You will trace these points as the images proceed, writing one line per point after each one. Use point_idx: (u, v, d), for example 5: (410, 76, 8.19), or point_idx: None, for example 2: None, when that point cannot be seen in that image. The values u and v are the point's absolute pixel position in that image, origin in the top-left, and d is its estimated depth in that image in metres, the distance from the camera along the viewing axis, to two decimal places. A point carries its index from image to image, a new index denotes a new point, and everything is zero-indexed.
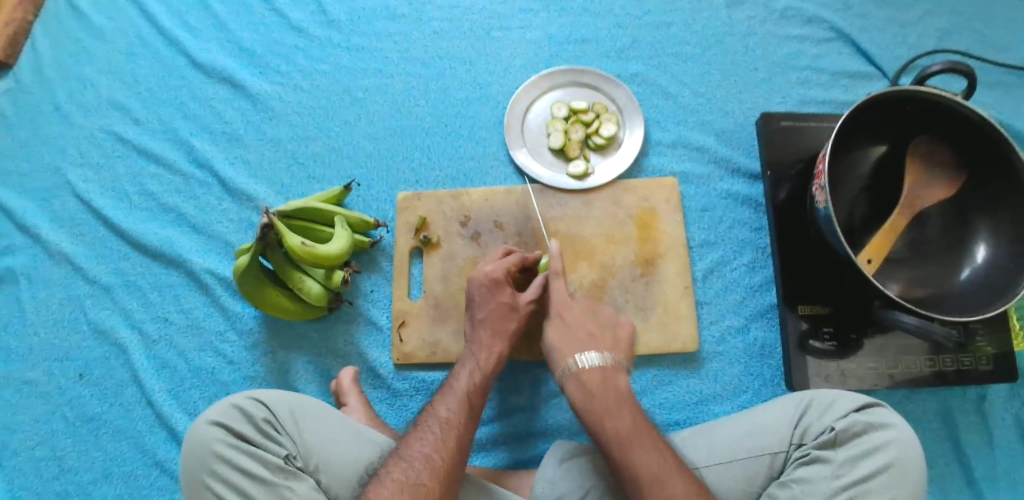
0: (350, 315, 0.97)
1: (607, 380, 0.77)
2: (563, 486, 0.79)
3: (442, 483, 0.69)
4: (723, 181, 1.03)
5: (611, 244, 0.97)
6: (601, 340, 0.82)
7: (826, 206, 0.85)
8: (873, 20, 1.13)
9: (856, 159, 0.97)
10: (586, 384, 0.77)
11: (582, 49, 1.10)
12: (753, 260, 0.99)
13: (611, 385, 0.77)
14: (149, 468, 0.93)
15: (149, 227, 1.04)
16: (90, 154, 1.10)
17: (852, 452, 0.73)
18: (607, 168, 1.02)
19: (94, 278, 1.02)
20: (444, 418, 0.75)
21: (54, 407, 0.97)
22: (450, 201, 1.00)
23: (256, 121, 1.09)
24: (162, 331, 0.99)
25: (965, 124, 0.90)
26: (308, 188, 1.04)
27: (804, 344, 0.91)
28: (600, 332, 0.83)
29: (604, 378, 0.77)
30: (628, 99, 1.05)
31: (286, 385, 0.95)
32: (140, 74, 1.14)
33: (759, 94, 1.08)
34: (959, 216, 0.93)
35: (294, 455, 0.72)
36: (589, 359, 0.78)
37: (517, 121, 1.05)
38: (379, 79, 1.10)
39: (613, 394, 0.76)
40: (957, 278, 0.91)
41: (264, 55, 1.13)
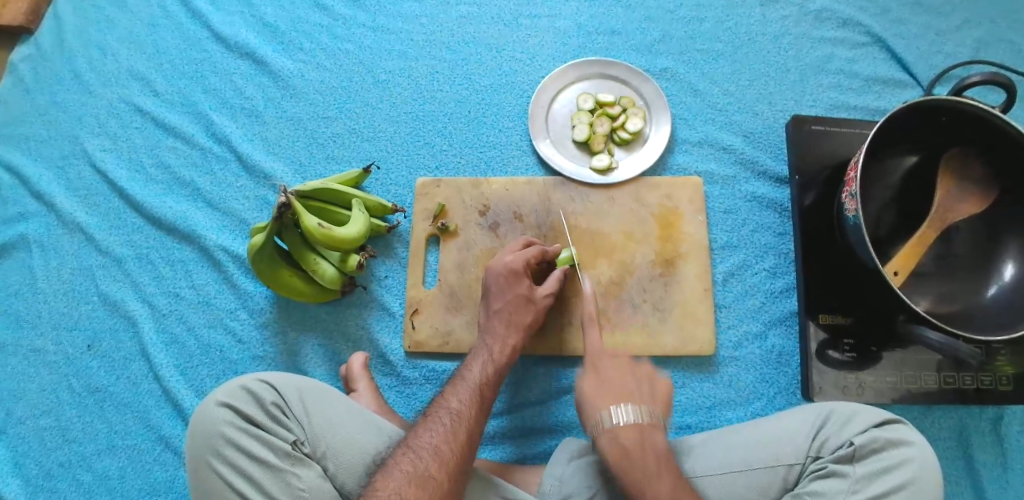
0: (362, 300, 0.96)
1: (644, 439, 0.72)
2: (571, 485, 0.78)
3: (450, 476, 0.67)
4: (748, 184, 1.01)
5: (630, 242, 0.95)
6: (637, 393, 0.75)
7: (856, 215, 0.83)
8: (910, 26, 1.10)
9: (887, 168, 0.96)
10: (622, 442, 0.71)
11: (612, 40, 1.08)
12: (775, 265, 0.97)
13: (648, 442, 0.72)
14: (153, 443, 0.92)
15: (164, 200, 1.03)
16: (108, 124, 1.08)
17: (871, 467, 0.71)
18: (631, 163, 1.00)
19: (106, 249, 1.01)
20: (454, 410, 0.73)
21: (61, 377, 0.96)
22: (470, 188, 0.98)
23: (277, 98, 1.07)
24: (172, 306, 0.98)
25: (1000, 138, 0.87)
26: (326, 169, 1.03)
27: (823, 354, 0.90)
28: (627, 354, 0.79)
29: (642, 435, 0.72)
30: (656, 94, 1.03)
31: (295, 367, 0.94)
32: (162, 45, 1.12)
33: (790, 95, 1.06)
34: (989, 233, 0.91)
35: (302, 440, 0.71)
36: (624, 415, 0.72)
37: (542, 111, 1.03)
38: (402, 61, 1.08)
39: (651, 454, 0.71)
40: (983, 295, 0.89)
41: (287, 32, 1.11)
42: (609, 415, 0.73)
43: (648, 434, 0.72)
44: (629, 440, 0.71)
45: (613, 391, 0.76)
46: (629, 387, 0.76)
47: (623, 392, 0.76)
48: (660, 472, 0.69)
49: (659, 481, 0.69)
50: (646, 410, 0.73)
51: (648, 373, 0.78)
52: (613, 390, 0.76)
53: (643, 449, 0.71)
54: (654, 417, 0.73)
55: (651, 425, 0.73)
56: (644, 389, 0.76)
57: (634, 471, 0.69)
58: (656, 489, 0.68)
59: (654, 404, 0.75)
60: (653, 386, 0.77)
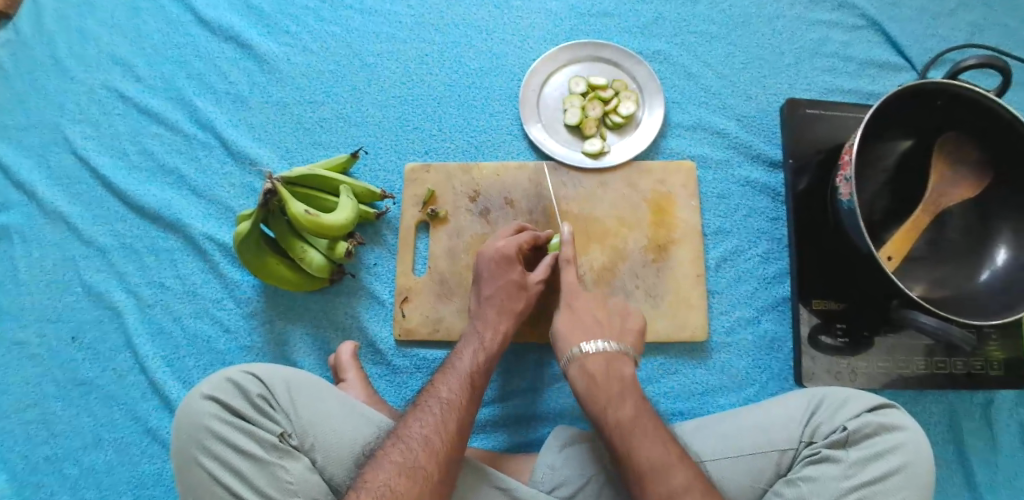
0: (351, 288, 0.94)
1: (612, 367, 0.76)
2: (565, 473, 0.78)
3: (441, 467, 0.67)
4: (742, 168, 0.99)
5: (623, 228, 0.94)
6: (610, 328, 0.80)
7: (850, 199, 0.82)
8: (905, 9, 1.09)
9: (882, 152, 0.95)
10: (589, 369, 0.76)
11: (604, 22, 1.06)
12: (768, 250, 0.96)
13: (614, 370, 0.76)
14: (141, 435, 0.91)
15: (147, 188, 1.00)
16: (88, 110, 1.05)
17: (863, 453, 0.71)
18: (623, 148, 0.98)
19: (89, 238, 0.99)
20: (445, 399, 0.72)
21: (46, 369, 0.94)
22: (460, 174, 0.96)
23: (262, 83, 1.05)
24: (158, 296, 0.96)
25: (995, 122, 0.87)
26: (313, 155, 1.01)
27: (815, 339, 0.89)
28: (609, 320, 0.81)
29: (609, 364, 0.76)
30: (649, 77, 1.01)
31: (284, 357, 0.93)
32: (143, 29, 1.09)
33: (784, 79, 1.04)
34: (982, 217, 0.91)
35: (290, 432, 0.69)
36: (595, 346, 0.77)
37: (533, 94, 1.01)
38: (390, 44, 1.05)
39: (616, 380, 0.75)
40: (976, 280, 0.89)
41: (272, 15, 1.08)
42: (579, 347, 0.78)
43: (616, 362, 0.77)
44: (596, 368, 0.76)
45: (586, 327, 0.80)
46: (603, 324, 0.81)
47: (595, 327, 0.80)
48: (624, 396, 0.73)
49: (620, 404, 0.73)
50: (617, 344, 0.78)
51: (619, 309, 0.83)
52: (585, 327, 0.80)
53: (609, 378, 0.75)
54: (625, 351, 0.78)
55: (619, 355, 0.77)
56: (616, 325, 0.81)
57: (599, 396, 0.74)
58: (617, 410, 0.72)
59: (625, 339, 0.80)
60: (625, 320, 0.82)
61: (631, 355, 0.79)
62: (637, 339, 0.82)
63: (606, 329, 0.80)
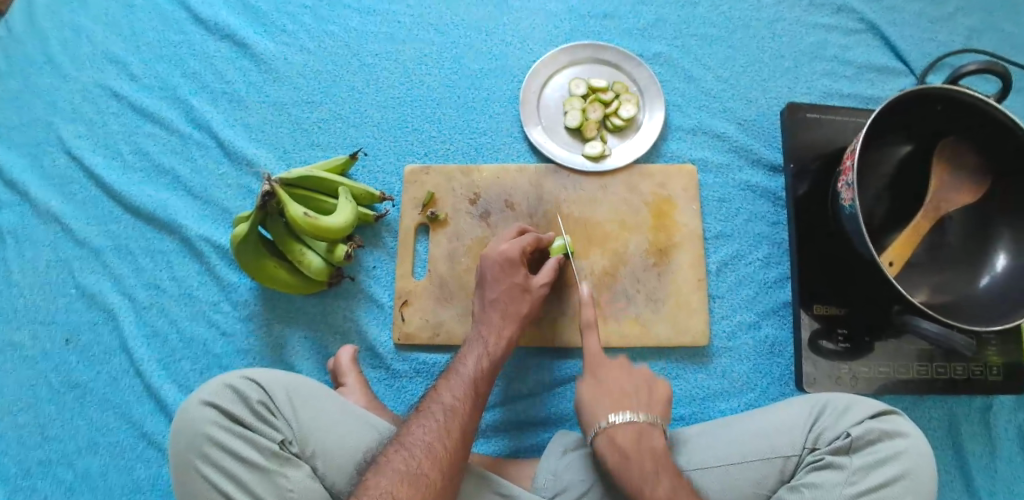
0: (350, 291, 0.93)
1: (642, 440, 0.72)
2: (567, 479, 0.77)
3: (444, 474, 0.66)
4: (742, 172, 0.99)
5: (624, 231, 0.93)
6: None
7: (852, 204, 0.82)
8: (905, 13, 1.09)
9: (882, 157, 0.95)
10: (620, 445, 0.72)
11: (604, 24, 1.05)
12: (769, 254, 0.96)
13: (646, 444, 0.72)
14: (136, 440, 0.90)
15: (142, 188, 0.99)
16: (83, 109, 1.04)
17: (867, 459, 0.71)
18: (624, 151, 0.98)
19: (83, 239, 0.98)
20: (447, 405, 0.72)
21: (39, 373, 0.93)
22: (460, 177, 0.96)
23: (259, 82, 1.04)
24: (153, 298, 0.95)
25: (995, 128, 0.86)
26: (312, 156, 1.00)
27: (816, 345, 0.89)
28: None
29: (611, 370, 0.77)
30: (649, 80, 1.01)
31: (281, 361, 0.92)
32: (138, 27, 1.07)
33: (784, 82, 1.04)
34: (982, 223, 0.91)
35: (290, 439, 0.68)
36: (599, 349, 0.78)
37: (533, 96, 1.00)
38: (389, 45, 1.05)
39: (649, 457, 0.71)
40: (976, 285, 0.89)
41: (269, 14, 1.07)
42: (607, 418, 0.74)
43: (647, 435, 0.72)
44: (627, 444, 0.72)
45: (612, 397, 0.75)
46: (607, 338, 0.80)
47: (623, 396, 0.75)
48: (659, 471, 0.70)
49: (655, 484, 0.69)
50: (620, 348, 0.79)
51: (646, 378, 0.78)
52: (612, 394, 0.76)
53: (641, 453, 0.71)
54: (654, 421, 0.73)
55: (648, 426, 0.73)
56: (644, 392, 0.76)
57: (632, 473, 0.70)
58: (652, 490, 0.68)
59: (654, 407, 0.75)
60: (652, 386, 0.78)
61: (657, 421, 0.74)
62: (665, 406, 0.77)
63: (632, 397, 0.75)
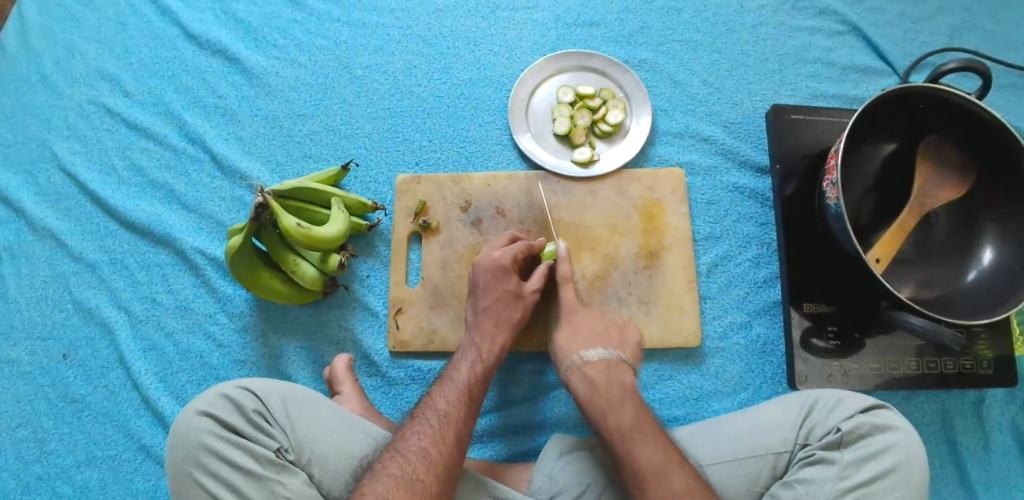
0: (345, 300, 0.94)
1: (611, 374, 0.80)
2: (562, 481, 0.78)
3: (439, 478, 0.67)
4: (729, 174, 1.00)
5: (614, 235, 0.94)
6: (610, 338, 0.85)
7: (837, 203, 0.83)
8: (886, 14, 1.11)
9: (867, 155, 0.96)
10: (590, 375, 0.80)
11: (590, 32, 1.07)
12: (758, 255, 0.97)
13: (614, 375, 0.80)
14: (134, 452, 0.90)
15: (137, 203, 1.00)
16: (77, 126, 1.05)
17: (858, 454, 0.72)
18: (612, 156, 0.99)
19: (79, 254, 0.99)
20: (442, 410, 0.73)
21: (37, 388, 0.94)
22: (451, 185, 0.97)
23: (251, 96, 1.05)
24: (150, 311, 0.96)
25: (975, 123, 0.88)
26: (304, 168, 1.01)
27: (807, 343, 0.90)
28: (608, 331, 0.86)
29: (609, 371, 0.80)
30: (636, 86, 1.02)
31: (278, 371, 0.93)
32: (131, 44, 1.09)
33: (769, 85, 1.06)
34: (966, 218, 0.92)
35: (286, 448, 0.69)
36: (595, 352, 0.82)
37: (521, 104, 1.01)
38: (379, 57, 1.06)
39: (616, 386, 0.79)
40: (963, 280, 0.91)
41: (260, 29, 1.08)
42: (584, 366, 0.81)
43: (616, 370, 0.81)
44: (597, 374, 0.80)
45: (585, 337, 0.84)
46: (602, 334, 0.85)
47: (594, 335, 0.84)
48: (624, 399, 0.77)
49: (620, 408, 0.76)
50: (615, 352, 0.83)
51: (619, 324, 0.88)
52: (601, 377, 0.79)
53: (609, 382, 0.79)
54: (623, 357, 0.82)
55: (618, 363, 0.81)
56: (615, 336, 0.86)
57: (597, 397, 0.78)
58: (616, 413, 0.75)
59: (624, 349, 0.85)
60: (624, 333, 0.87)
61: (626, 360, 0.83)
62: (635, 351, 0.86)
63: (606, 338, 0.85)
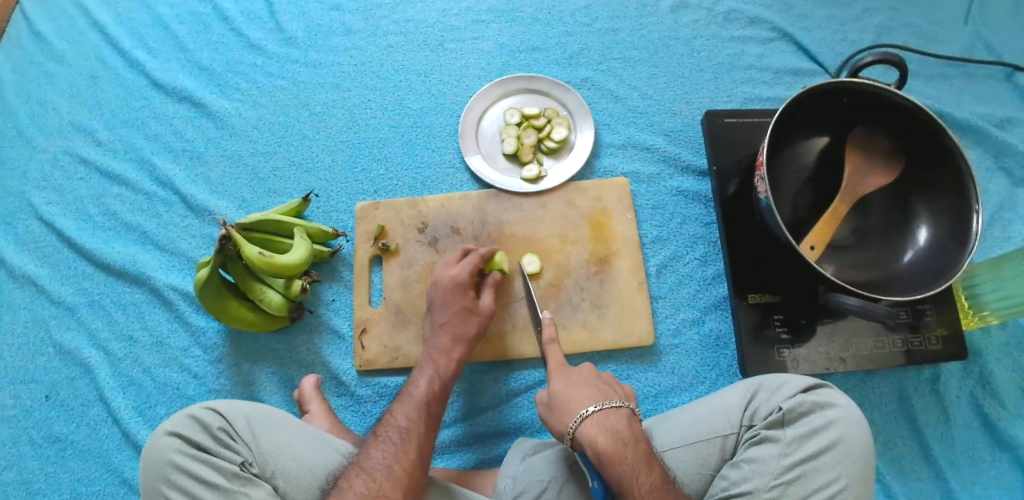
0: (312, 325, 0.99)
1: (631, 427, 0.75)
2: (525, 481, 0.83)
3: (404, 492, 0.70)
4: (672, 179, 1.06)
5: (566, 244, 0.99)
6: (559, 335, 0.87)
7: (767, 197, 0.88)
8: (813, 19, 1.18)
9: (800, 150, 1.00)
10: (614, 429, 0.74)
11: (534, 57, 1.14)
12: (705, 254, 1.02)
13: (635, 429, 0.75)
14: (117, 487, 0.94)
15: (112, 246, 1.06)
16: (54, 178, 1.11)
17: (799, 431, 0.75)
18: (559, 171, 1.04)
19: (58, 299, 1.03)
20: (403, 428, 0.76)
21: (21, 429, 0.98)
22: (407, 208, 1.02)
23: (217, 138, 1.11)
24: (127, 349, 1.00)
25: (901, 112, 0.93)
26: (269, 203, 1.07)
27: (756, 333, 0.94)
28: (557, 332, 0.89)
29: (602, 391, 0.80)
30: (578, 104, 1.08)
31: (252, 396, 0.97)
32: (102, 96, 1.16)
33: (706, 93, 1.12)
34: (900, 201, 0.97)
35: (251, 462, 0.72)
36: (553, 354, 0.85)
37: (471, 128, 1.07)
38: (336, 93, 1.13)
39: (641, 442, 0.74)
40: (900, 261, 0.95)
41: (224, 74, 1.15)
42: (585, 409, 0.76)
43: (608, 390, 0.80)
44: (620, 426, 0.75)
45: (590, 389, 0.80)
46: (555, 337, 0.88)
47: (601, 389, 0.80)
48: (649, 459, 0.73)
49: (649, 469, 0.72)
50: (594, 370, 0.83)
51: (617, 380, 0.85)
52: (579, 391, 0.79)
53: (634, 436, 0.75)
54: (635, 408, 0.79)
55: (633, 414, 0.77)
56: (618, 389, 0.82)
57: (628, 456, 0.72)
58: (647, 476, 0.71)
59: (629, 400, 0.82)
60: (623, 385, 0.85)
61: (634, 410, 0.78)
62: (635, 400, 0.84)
63: (613, 392, 0.80)
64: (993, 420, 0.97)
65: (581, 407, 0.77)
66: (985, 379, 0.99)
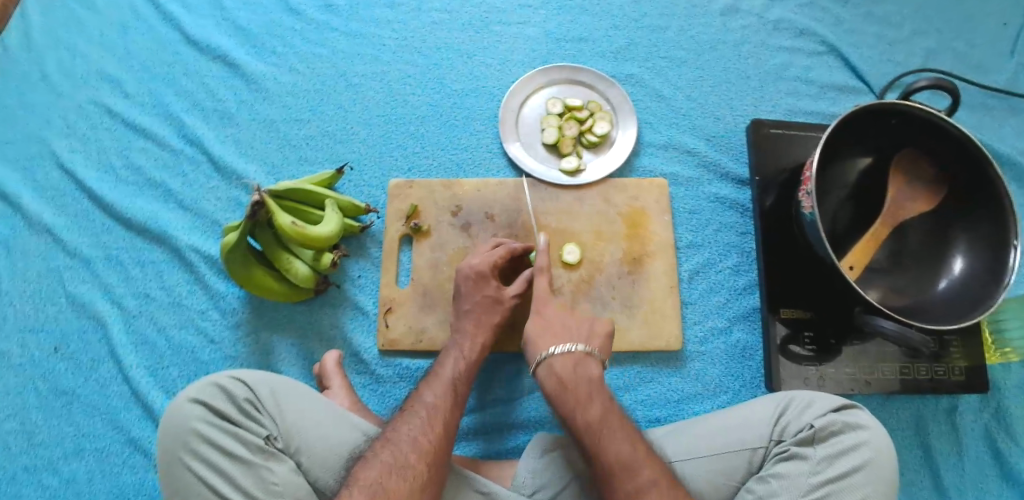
0: (336, 299, 0.97)
1: (579, 368, 0.78)
2: (543, 479, 0.81)
3: (431, 466, 0.69)
4: (711, 185, 1.04)
5: (599, 241, 0.98)
6: (575, 329, 0.82)
7: (812, 212, 0.87)
8: (862, 36, 1.16)
9: (843, 169, 1.00)
10: (559, 372, 0.78)
11: (579, 47, 1.11)
12: (738, 263, 1.01)
13: (582, 372, 0.77)
14: (122, 446, 0.92)
15: (134, 201, 1.03)
16: (77, 126, 1.08)
17: (829, 450, 0.74)
18: (598, 165, 1.03)
19: (74, 250, 1.01)
20: (430, 403, 0.75)
21: (27, 380, 0.95)
22: (442, 189, 1.00)
23: (249, 100, 1.08)
24: (143, 307, 0.98)
25: (946, 139, 0.92)
26: (299, 171, 1.04)
27: (785, 349, 0.93)
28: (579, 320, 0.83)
29: (567, 331, 0.82)
30: (622, 99, 1.06)
31: (267, 366, 0.94)
32: (133, 47, 1.12)
33: (750, 101, 1.10)
34: (939, 229, 0.96)
35: (276, 436, 0.70)
36: (564, 347, 0.79)
37: (512, 114, 1.05)
38: (375, 66, 1.10)
39: (585, 382, 0.76)
40: (934, 289, 0.94)
41: (260, 36, 1.12)
42: (547, 350, 0.80)
43: (576, 334, 0.81)
44: (565, 369, 0.78)
45: (555, 332, 0.82)
46: (569, 327, 0.82)
47: (564, 330, 0.82)
48: (593, 397, 0.75)
49: (588, 405, 0.74)
50: (583, 344, 0.80)
51: (590, 316, 0.85)
52: (552, 330, 0.82)
53: (577, 379, 0.77)
54: (591, 351, 0.80)
55: (585, 357, 0.79)
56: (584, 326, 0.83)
57: (567, 397, 0.75)
58: (584, 411, 0.73)
59: (594, 342, 0.82)
60: (595, 325, 0.84)
61: (594, 351, 0.80)
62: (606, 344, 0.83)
63: (574, 331, 0.82)
64: (1005, 456, 0.97)
65: (544, 346, 0.80)
66: (1002, 414, 0.99)
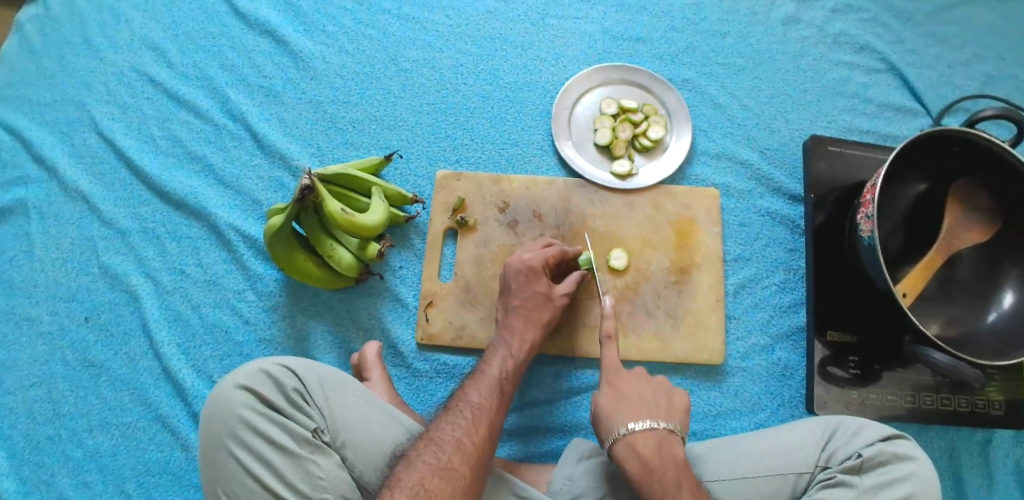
0: (376, 289, 0.95)
1: (663, 448, 0.71)
2: (581, 486, 0.79)
3: (472, 469, 0.67)
4: (762, 199, 1.02)
5: (647, 248, 0.96)
6: (655, 405, 0.75)
7: (871, 236, 0.85)
8: (925, 55, 1.13)
9: (898, 193, 0.97)
10: (640, 452, 0.71)
11: (636, 47, 1.09)
12: (784, 280, 0.99)
13: (668, 453, 0.71)
14: (150, 422, 0.90)
15: (172, 174, 1.01)
16: (117, 93, 1.05)
17: (878, 479, 0.73)
18: (650, 171, 1.01)
19: (110, 220, 0.99)
20: (475, 403, 0.73)
21: (55, 348, 0.94)
22: (490, 184, 0.98)
23: (296, 79, 1.06)
24: (177, 283, 0.96)
25: (1006, 172, 0.90)
26: (344, 154, 1.02)
27: (827, 371, 0.92)
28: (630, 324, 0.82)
29: (644, 406, 0.75)
30: (679, 105, 1.04)
31: (303, 352, 0.93)
32: (178, 16, 1.10)
33: (806, 115, 1.08)
34: (990, 261, 0.94)
35: (323, 429, 0.69)
36: (644, 424, 0.73)
37: (565, 112, 1.03)
38: (426, 52, 1.07)
39: (672, 465, 0.70)
40: (983, 321, 0.92)
41: (310, 13, 1.09)
42: (626, 426, 0.73)
43: (655, 410, 0.75)
44: (647, 449, 0.71)
45: (632, 406, 0.75)
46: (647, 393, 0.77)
47: (643, 403, 0.76)
48: (680, 485, 0.69)
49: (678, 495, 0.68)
50: (664, 421, 0.73)
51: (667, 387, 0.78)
52: (631, 404, 0.75)
53: (663, 464, 0.70)
54: (672, 428, 0.73)
55: (670, 436, 0.72)
56: (661, 400, 0.76)
57: (652, 482, 0.69)
58: None
59: (673, 416, 0.75)
60: (670, 396, 0.77)
61: (676, 431, 0.74)
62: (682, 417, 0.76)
63: (653, 407, 0.75)
64: None
65: (622, 423, 0.74)
66: None
